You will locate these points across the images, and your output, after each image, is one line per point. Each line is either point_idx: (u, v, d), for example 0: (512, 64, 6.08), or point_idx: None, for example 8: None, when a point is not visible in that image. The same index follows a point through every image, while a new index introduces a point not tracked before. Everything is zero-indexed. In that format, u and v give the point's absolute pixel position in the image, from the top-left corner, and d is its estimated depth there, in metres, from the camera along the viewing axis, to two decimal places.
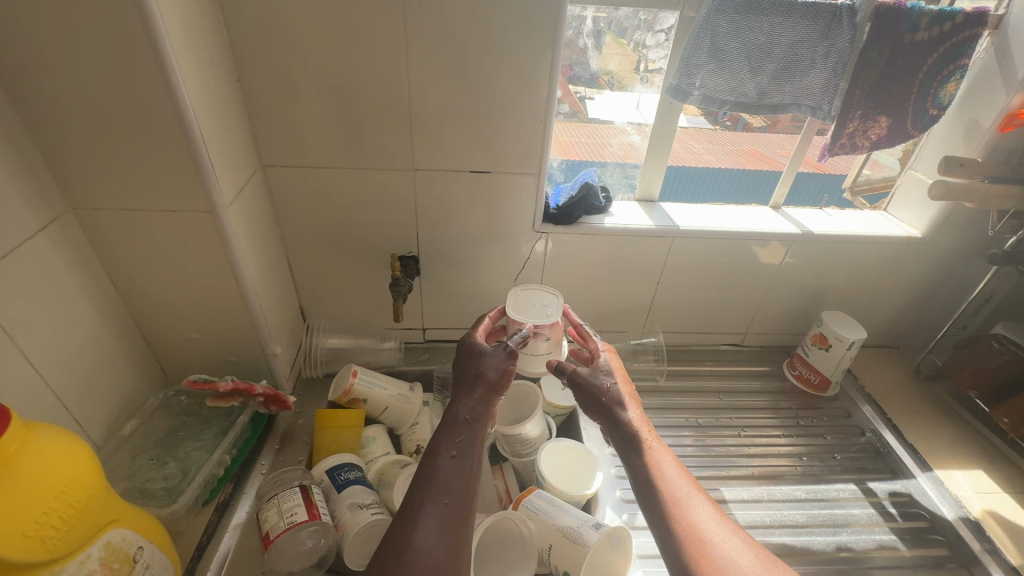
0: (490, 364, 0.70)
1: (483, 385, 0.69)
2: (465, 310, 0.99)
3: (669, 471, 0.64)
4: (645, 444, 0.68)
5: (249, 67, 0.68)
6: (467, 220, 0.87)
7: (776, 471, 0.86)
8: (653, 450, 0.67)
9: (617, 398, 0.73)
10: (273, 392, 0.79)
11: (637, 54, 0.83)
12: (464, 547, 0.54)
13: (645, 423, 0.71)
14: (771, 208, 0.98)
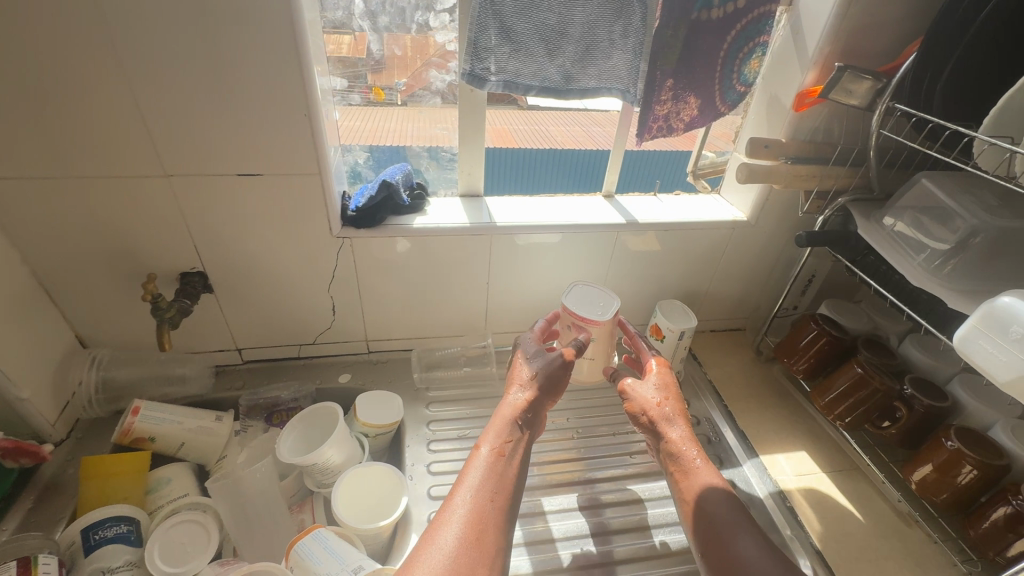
0: (538, 366, 0.75)
1: (531, 390, 0.73)
2: (281, 326, 0.90)
3: (710, 490, 0.67)
4: (689, 458, 0.71)
5: None
6: (253, 229, 0.77)
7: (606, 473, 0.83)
8: (692, 466, 0.70)
9: (663, 415, 0.75)
10: (17, 444, 0.70)
11: (424, 37, 0.75)
12: (495, 554, 0.54)
13: (688, 440, 0.73)
14: (604, 197, 0.95)
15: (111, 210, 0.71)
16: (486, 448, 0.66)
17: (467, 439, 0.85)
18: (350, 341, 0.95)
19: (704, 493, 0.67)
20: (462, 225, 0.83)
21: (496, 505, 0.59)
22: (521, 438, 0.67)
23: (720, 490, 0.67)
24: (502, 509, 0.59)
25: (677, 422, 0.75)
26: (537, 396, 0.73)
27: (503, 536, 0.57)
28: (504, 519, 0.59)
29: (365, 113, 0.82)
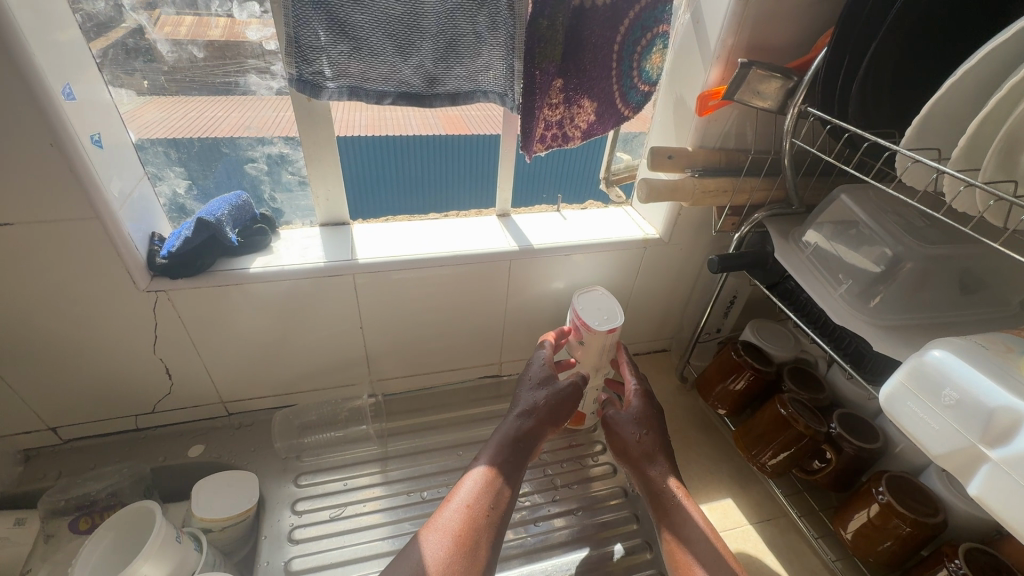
0: (540, 393, 0.67)
1: (535, 414, 0.64)
2: (101, 397, 0.73)
3: (694, 536, 0.57)
4: (667, 497, 0.61)
5: None
6: (25, 288, 0.60)
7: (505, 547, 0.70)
8: (676, 509, 0.60)
9: (644, 451, 0.65)
10: None
11: (232, 32, 0.59)
12: None
13: (671, 480, 0.62)
14: (497, 217, 0.82)
15: None
16: (482, 464, 0.59)
17: (340, 519, 0.71)
18: (200, 406, 0.78)
19: (693, 540, 0.57)
20: (312, 266, 0.68)
21: (485, 522, 0.54)
22: (506, 461, 0.60)
23: (707, 538, 0.57)
24: (495, 528, 0.54)
25: (660, 458, 0.65)
26: (542, 422, 0.64)
27: (484, 561, 0.51)
28: (492, 539, 0.53)
29: (176, 127, 0.65)
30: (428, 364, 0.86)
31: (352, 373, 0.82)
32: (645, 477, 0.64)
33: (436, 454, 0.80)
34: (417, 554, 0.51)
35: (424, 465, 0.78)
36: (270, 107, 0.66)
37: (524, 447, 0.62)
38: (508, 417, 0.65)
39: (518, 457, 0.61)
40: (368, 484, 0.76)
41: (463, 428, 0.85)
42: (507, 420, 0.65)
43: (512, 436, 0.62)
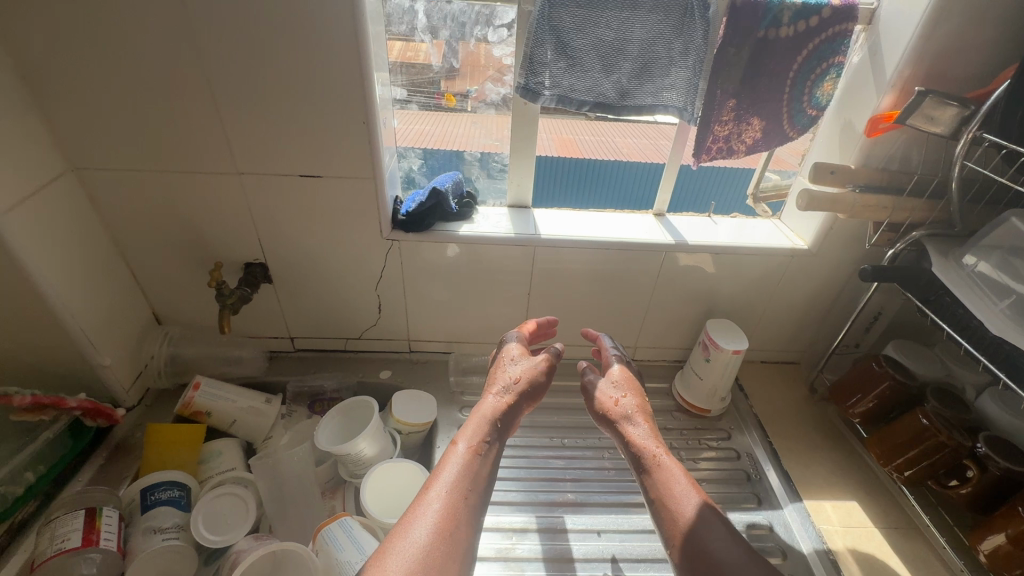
0: (519, 369, 0.77)
1: (511, 390, 0.74)
2: (330, 320, 0.94)
3: (677, 485, 0.64)
4: (651, 456, 0.68)
5: (36, 65, 0.64)
6: (311, 227, 0.82)
7: (633, 498, 0.80)
8: (661, 465, 0.66)
9: (621, 412, 0.75)
10: (94, 405, 0.77)
11: (482, 51, 0.77)
12: (442, 543, 0.55)
13: (649, 438, 0.70)
14: (654, 215, 0.93)
15: (187, 200, 0.77)
16: (463, 446, 0.66)
17: None
18: (392, 340, 0.98)
19: (677, 490, 0.63)
20: (505, 236, 0.84)
21: (463, 503, 0.59)
22: (473, 434, 0.67)
23: (696, 494, 0.63)
24: (473, 508, 0.60)
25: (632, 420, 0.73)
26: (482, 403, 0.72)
27: (466, 536, 0.57)
28: (473, 521, 0.58)
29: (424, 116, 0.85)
30: (572, 337, 0.99)
31: (509, 334, 0.97)
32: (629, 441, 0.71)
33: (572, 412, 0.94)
34: (422, 515, 0.57)
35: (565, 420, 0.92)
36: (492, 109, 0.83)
37: (485, 417, 0.70)
38: (488, 397, 0.74)
39: (473, 429, 0.68)
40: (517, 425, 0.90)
41: None
42: (485, 399, 0.73)
43: (489, 415, 0.70)
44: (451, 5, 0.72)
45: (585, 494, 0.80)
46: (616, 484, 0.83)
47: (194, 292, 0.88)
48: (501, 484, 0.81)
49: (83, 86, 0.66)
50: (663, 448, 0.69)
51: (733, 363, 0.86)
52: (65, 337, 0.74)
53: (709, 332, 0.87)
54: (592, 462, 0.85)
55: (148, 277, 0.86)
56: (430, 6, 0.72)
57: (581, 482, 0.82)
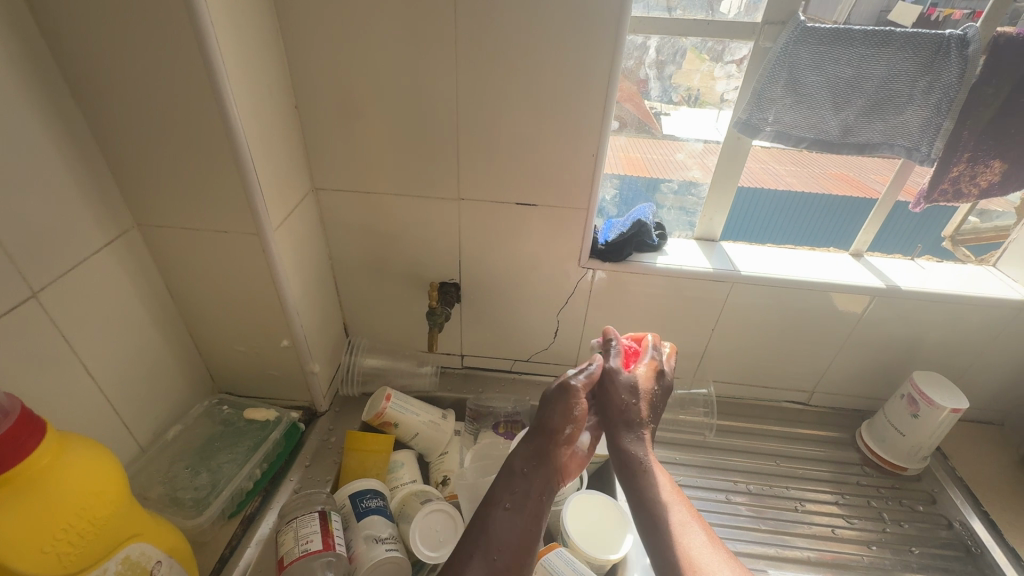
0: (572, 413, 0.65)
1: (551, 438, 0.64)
2: (505, 341, 0.96)
3: (692, 537, 0.56)
4: (637, 463, 0.64)
5: (308, 94, 0.70)
6: (509, 252, 0.84)
7: (837, 559, 0.77)
8: (648, 473, 0.63)
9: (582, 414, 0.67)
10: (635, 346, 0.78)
11: (704, 85, 0.76)
12: None
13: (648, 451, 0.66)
14: (851, 255, 0.89)
15: (405, 221, 0.81)
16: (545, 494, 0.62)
17: (677, 487, 0.83)
18: (560, 364, 0.98)
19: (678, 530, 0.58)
20: (703, 270, 0.83)
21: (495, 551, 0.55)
22: (512, 495, 0.60)
23: (705, 542, 0.56)
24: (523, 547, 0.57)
25: (635, 429, 0.67)
26: (543, 441, 0.64)
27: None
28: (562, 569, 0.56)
29: (630, 145, 0.82)
30: (745, 375, 0.96)
31: (682, 368, 0.95)
32: (616, 446, 0.66)
33: (752, 458, 0.90)
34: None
35: (743, 463, 0.89)
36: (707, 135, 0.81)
37: (564, 462, 0.65)
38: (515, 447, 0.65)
39: (516, 491, 0.61)
40: (693, 462, 0.89)
41: (771, 441, 0.93)
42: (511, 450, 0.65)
43: (512, 472, 0.62)
44: (685, 40, 0.72)
45: (782, 549, 0.77)
46: (813, 541, 0.79)
47: (385, 306, 0.92)
48: None
49: (343, 109, 0.71)
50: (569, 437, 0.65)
51: (949, 421, 0.79)
52: (291, 343, 0.79)
53: (913, 383, 0.81)
54: (782, 513, 0.82)
55: (349, 289, 0.90)
56: (662, 41, 0.73)
57: (774, 535, 0.79)
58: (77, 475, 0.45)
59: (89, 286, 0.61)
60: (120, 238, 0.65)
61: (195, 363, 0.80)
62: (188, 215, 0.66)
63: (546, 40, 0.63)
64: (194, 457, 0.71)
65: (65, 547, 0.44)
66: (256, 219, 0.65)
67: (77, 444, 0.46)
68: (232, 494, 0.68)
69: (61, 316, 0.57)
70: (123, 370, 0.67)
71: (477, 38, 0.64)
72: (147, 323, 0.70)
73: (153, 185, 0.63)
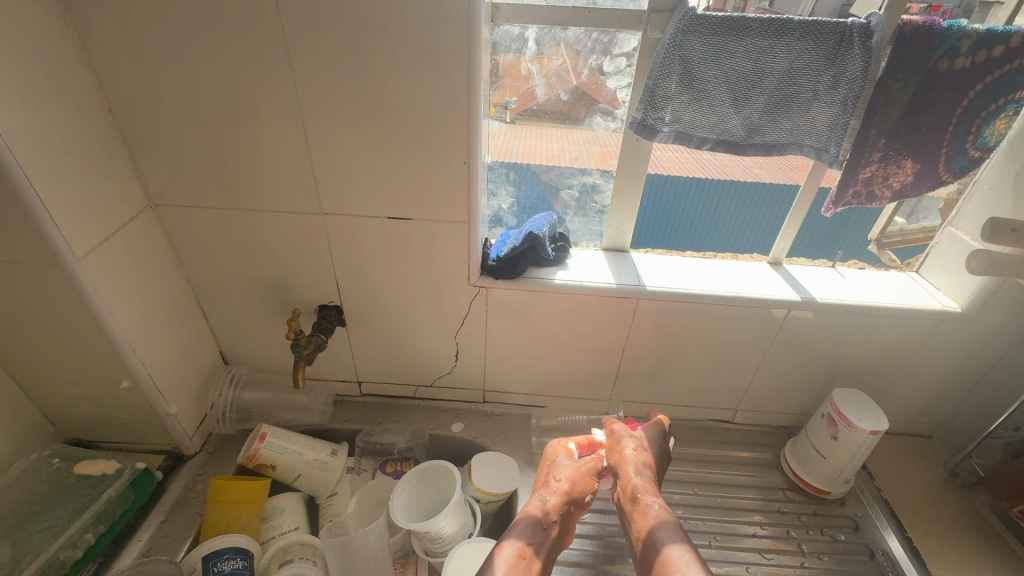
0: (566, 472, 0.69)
1: (556, 491, 0.67)
2: (403, 366, 0.87)
3: (676, 554, 0.57)
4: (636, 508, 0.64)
5: (122, 95, 0.59)
6: (391, 271, 0.75)
7: None
8: (648, 514, 0.63)
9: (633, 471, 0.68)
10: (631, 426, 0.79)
11: (594, 82, 0.68)
12: None
13: (653, 495, 0.65)
14: (769, 264, 0.82)
15: (267, 239, 0.72)
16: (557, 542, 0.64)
17: (582, 524, 0.75)
18: (467, 388, 0.89)
19: (667, 543, 0.59)
20: (606, 285, 0.75)
21: None
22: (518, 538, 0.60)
23: None
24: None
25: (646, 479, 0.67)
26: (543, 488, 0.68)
27: None
28: None
29: (523, 139, 0.73)
30: (665, 395, 0.89)
31: (597, 388, 0.88)
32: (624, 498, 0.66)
33: (668, 486, 0.83)
34: None
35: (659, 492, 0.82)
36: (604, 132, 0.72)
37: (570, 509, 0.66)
38: (534, 499, 0.67)
39: (520, 535, 0.61)
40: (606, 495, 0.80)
41: (692, 465, 0.86)
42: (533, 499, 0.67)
43: (536, 518, 0.63)
44: (567, 31, 0.64)
45: None
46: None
47: (262, 332, 0.82)
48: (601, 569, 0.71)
49: (166, 112, 0.60)
50: (636, 495, 0.65)
51: (868, 443, 0.73)
52: (133, 384, 0.68)
53: (830, 403, 0.76)
54: (698, 548, 0.75)
55: (217, 315, 0.80)
56: (542, 33, 0.64)
57: None
58: None
59: None
60: None
61: (22, 409, 0.69)
62: None
63: (389, 31, 0.54)
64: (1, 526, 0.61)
65: None
66: (51, 246, 0.54)
67: None
68: (37, 573, 0.58)
69: None
70: None
71: (308, 29, 0.54)
72: None
73: None
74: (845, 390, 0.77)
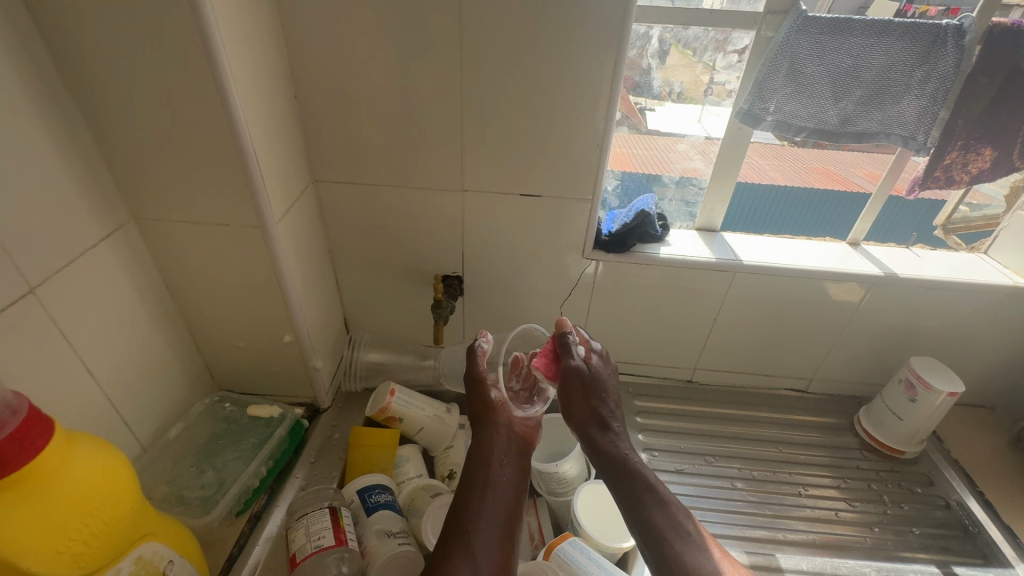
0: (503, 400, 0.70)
1: (506, 423, 0.69)
2: (508, 334, 0.95)
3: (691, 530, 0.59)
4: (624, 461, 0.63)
5: (308, 83, 0.68)
6: (513, 244, 0.83)
7: (843, 541, 0.79)
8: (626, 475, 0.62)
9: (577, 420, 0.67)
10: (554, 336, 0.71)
11: (706, 75, 0.77)
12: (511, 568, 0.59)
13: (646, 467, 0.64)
14: (849, 244, 0.90)
15: (408, 214, 0.80)
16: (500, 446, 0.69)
17: (681, 475, 0.85)
18: None
19: (683, 514, 0.60)
20: (706, 259, 0.84)
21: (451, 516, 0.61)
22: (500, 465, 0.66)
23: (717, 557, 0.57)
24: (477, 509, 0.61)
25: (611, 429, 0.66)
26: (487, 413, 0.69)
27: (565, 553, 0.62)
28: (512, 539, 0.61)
29: (629, 139, 0.83)
30: (745, 364, 0.97)
31: (684, 356, 0.96)
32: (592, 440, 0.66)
33: (754, 445, 0.91)
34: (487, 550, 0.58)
35: (744, 450, 0.90)
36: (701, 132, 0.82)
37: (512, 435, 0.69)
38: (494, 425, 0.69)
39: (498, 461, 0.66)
40: (699, 450, 0.90)
41: (772, 428, 0.94)
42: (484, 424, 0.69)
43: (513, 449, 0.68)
44: (688, 30, 0.72)
45: (787, 533, 0.79)
46: (818, 523, 0.81)
47: (386, 300, 0.91)
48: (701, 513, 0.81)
49: (343, 98, 0.69)
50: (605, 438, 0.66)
51: (945, 404, 0.81)
52: (294, 339, 0.78)
53: (908, 368, 0.83)
54: (787, 498, 0.84)
55: (348, 283, 0.89)
56: (664, 31, 0.73)
57: (779, 518, 0.81)
58: (87, 480, 0.44)
59: (87, 283, 0.59)
60: (117, 232, 0.62)
61: (193, 361, 0.79)
62: (188, 210, 0.64)
63: (551, 29, 0.63)
64: (196, 456, 0.69)
65: (81, 547, 0.43)
66: (260, 212, 0.63)
67: (89, 446, 0.45)
68: (240, 492, 0.67)
69: (56, 312, 0.55)
70: (122, 369, 0.65)
71: (483, 25, 0.63)
72: (146, 321, 0.69)
73: (150, 178, 0.61)
74: (922, 358, 0.84)
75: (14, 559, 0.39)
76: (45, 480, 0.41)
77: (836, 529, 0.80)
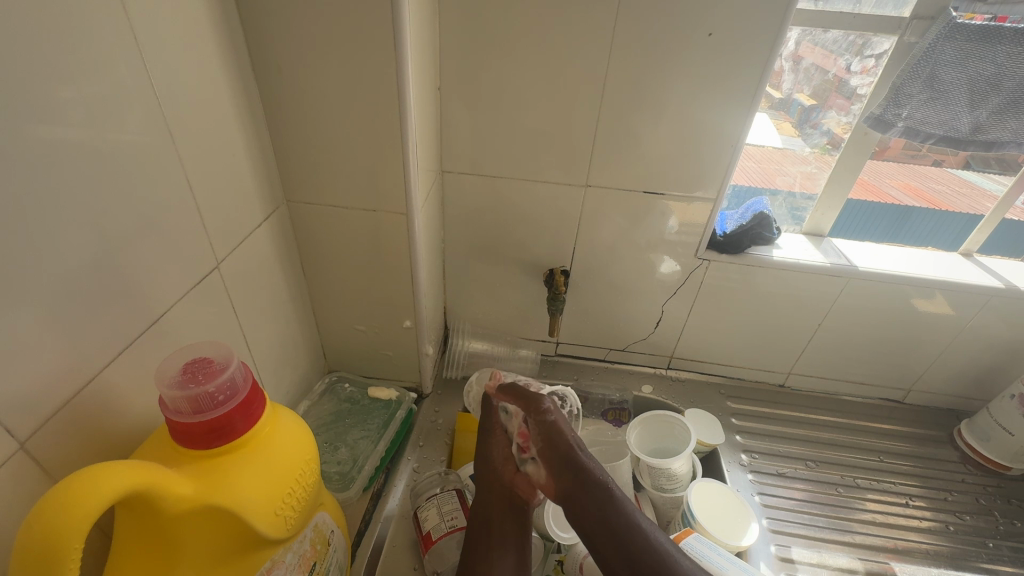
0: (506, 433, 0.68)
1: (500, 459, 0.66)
2: (604, 329, 0.96)
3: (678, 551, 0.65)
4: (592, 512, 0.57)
5: (453, 76, 0.71)
6: (626, 241, 0.84)
7: (958, 553, 0.79)
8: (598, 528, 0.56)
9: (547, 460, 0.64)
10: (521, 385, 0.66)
11: (838, 80, 0.77)
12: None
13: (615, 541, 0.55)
14: (962, 254, 0.90)
15: (525, 207, 0.82)
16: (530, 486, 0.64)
17: (787, 479, 0.85)
18: (656, 354, 0.98)
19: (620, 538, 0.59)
20: (820, 264, 0.83)
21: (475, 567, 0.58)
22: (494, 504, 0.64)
23: None
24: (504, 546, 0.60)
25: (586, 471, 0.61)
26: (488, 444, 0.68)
27: None
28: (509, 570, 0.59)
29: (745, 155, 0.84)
30: (842, 371, 0.96)
31: (780, 359, 0.96)
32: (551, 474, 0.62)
33: (854, 453, 0.91)
34: None
35: (842, 456, 0.90)
36: (813, 145, 0.83)
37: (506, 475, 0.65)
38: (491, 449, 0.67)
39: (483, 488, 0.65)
40: (801, 455, 0.90)
41: (871, 436, 0.94)
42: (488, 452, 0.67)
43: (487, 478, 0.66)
44: (827, 33, 0.73)
45: (902, 541, 0.79)
46: (930, 533, 0.81)
47: (490, 291, 0.93)
48: (810, 515, 0.81)
49: (483, 91, 0.72)
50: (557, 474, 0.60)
51: None
52: (413, 324, 0.79)
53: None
54: (897, 507, 0.84)
55: (456, 273, 0.91)
56: (803, 33, 0.74)
57: (892, 527, 0.81)
58: (296, 444, 0.46)
59: (250, 260, 0.62)
60: (273, 214, 0.66)
61: (315, 340, 0.82)
62: (340, 193, 0.67)
63: (701, 29, 0.64)
64: (330, 432, 0.76)
65: (288, 512, 0.45)
66: (408, 198, 0.66)
67: (289, 415, 0.47)
68: (373, 471, 0.73)
69: (230, 285, 0.59)
70: (267, 342, 0.68)
71: (636, 27, 0.65)
72: (286, 299, 0.72)
73: (309, 161, 0.64)
74: None
75: (247, 514, 0.41)
76: (266, 441, 0.43)
77: (948, 540, 0.80)
